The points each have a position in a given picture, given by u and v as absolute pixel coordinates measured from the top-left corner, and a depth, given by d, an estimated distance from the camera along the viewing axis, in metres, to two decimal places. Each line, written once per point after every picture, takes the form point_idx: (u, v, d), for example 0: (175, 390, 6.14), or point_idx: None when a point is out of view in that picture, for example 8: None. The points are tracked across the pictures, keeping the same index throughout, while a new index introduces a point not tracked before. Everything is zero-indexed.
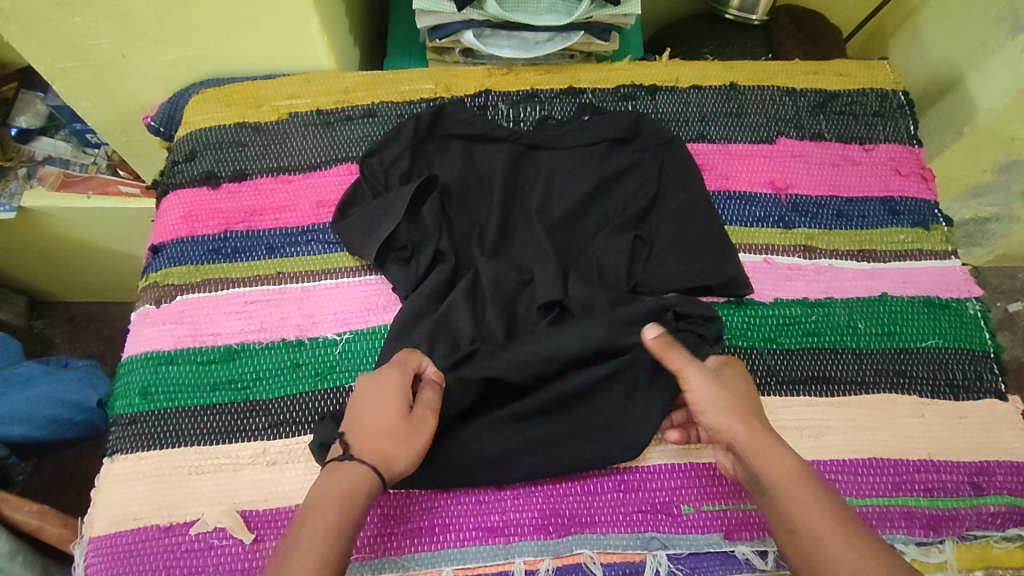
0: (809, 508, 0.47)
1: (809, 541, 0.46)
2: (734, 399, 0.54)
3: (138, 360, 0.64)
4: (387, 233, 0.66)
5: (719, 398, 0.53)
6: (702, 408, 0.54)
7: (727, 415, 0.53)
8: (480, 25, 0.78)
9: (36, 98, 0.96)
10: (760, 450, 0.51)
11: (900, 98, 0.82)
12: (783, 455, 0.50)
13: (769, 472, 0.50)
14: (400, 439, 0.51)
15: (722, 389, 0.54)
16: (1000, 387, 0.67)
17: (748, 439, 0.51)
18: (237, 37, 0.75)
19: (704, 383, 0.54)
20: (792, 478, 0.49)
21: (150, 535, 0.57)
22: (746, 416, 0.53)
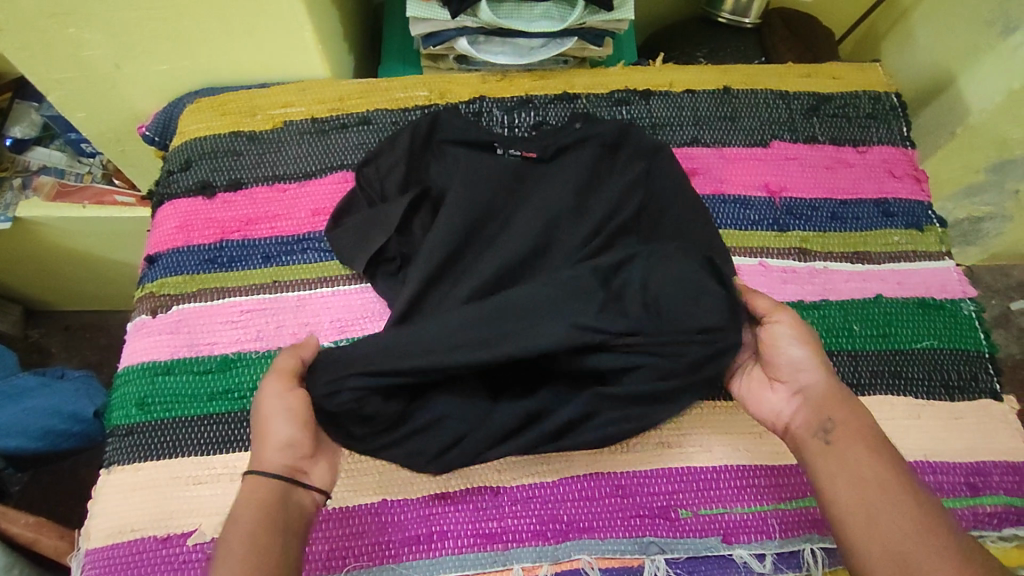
0: (875, 461, 0.48)
1: (869, 487, 0.46)
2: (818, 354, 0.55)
3: (134, 371, 0.64)
4: (377, 246, 0.66)
5: (806, 341, 0.54)
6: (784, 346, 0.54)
7: (812, 359, 0.53)
8: (474, 32, 0.78)
9: (31, 109, 0.98)
10: (837, 398, 0.52)
11: (892, 100, 0.82)
12: (856, 410, 0.51)
13: (841, 419, 0.50)
14: (259, 430, 0.51)
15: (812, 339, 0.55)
16: (994, 387, 0.67)
17: (828, 388, 0.52)
18: (232, 46, 0.75)
19: (795, 326, 0.55)
20: (868, 432, 0.49)
21: (147, 547, 0.57)
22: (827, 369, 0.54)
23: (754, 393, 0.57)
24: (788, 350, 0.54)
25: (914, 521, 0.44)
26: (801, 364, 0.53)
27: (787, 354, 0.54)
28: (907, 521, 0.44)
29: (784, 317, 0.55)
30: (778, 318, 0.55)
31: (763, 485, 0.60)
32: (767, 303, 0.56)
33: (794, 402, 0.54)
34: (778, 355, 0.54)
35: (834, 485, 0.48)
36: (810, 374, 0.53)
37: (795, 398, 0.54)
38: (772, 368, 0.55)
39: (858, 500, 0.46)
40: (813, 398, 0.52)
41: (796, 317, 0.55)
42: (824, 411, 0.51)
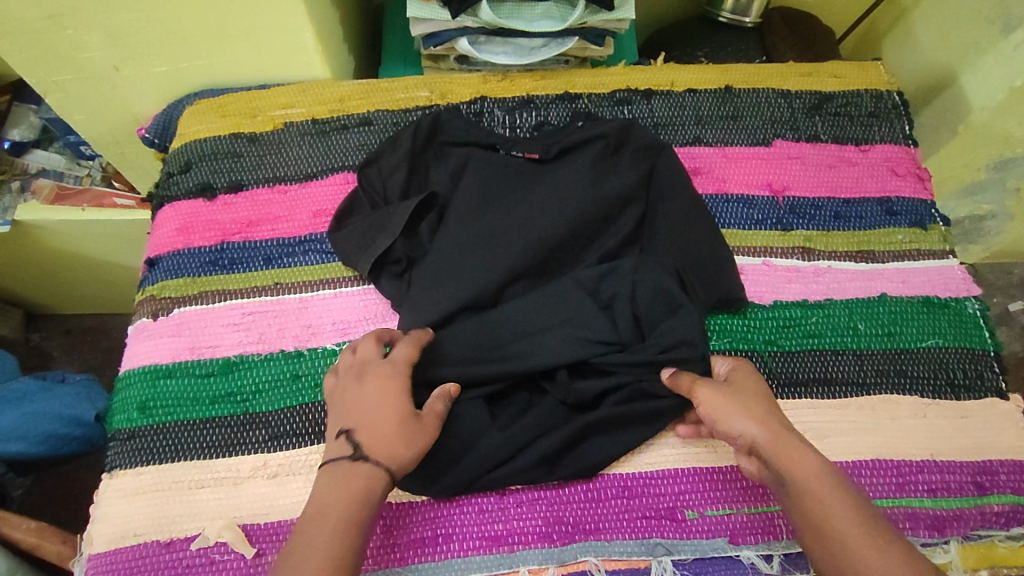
0: (842, 518, 0.46)
1: (843, 550, 0.45)
2: (752, 405, 0.53)
3: (136, 375, 0.64)
4: (383, 247, 0.65)
5: (735, 409, 0.53)
6: (719, 418, 0.53)
7: (747, 421, 0.52)
8: (474, 32, 0.78)
9: (30, 110, 0.96)
10: (783, 451, 0.50)
11: (894, 98, 0.82)
12: (810, 459, 0.49)
13: (796, 477, 0.49)
14: (407, 437, 0.51)
15: (737, 395, 0.54)
16: (1000, 386, 0.67)
17: (770, 442, 0.51)
18: (231, 47, 0.75)
19: (715, 395, 0.54)
20: (820, 482, 0.48)
21: (150, 551, 0.57)
22: (769, 421, 0.52)
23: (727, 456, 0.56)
24: (720, 424, 0.53)
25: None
26: (737, 430, 0.52)
27: (723, 428, 0.53)
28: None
29: (703, 389, 0.54)
30: (698, 397, 0.54)
31: None
32: (685, 383, 0.56)
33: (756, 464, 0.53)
34: (717, 430, 0.54)
35: (812, 551, 0.47)
36: (751, 438, 0.51)
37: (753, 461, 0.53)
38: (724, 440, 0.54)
39: (835, 570, 0.45)
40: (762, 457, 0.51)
41: (716, 386, 0.54)
42: (778, 473, 0.50)
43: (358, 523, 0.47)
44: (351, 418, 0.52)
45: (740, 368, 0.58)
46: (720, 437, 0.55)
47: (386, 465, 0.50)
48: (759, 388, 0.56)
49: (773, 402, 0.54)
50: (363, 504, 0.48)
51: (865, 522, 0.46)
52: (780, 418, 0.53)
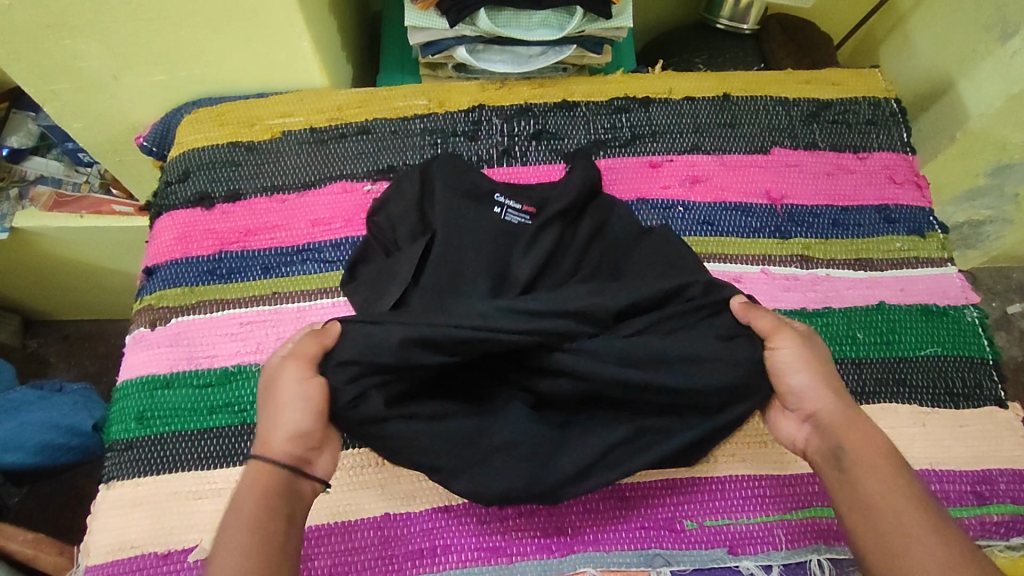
0: (894, 491, 0.46)
1: (889, 522, 0.45)
2: (825, 372, 0.53)
3: (134, 385, 0.64)
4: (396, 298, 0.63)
5: (807, 367, 0.53)
6: (782, 372, 0.53)
7: (815, 383, 0.52)
8: (473, 41, 0.78)
9: (28, 118, 0.97)
10: (848, 423, 0.50)
11: (892, 106, 0.82)
12: (871, 435, 0.50)
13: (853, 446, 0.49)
14: (271, 414, 0.49)
15: (816, 359, 0.54)
16: (999, 394, 0.67)
17: (835, 411, 0.51)
18: (229, 56, 0.75)
19: (796, 349, 0.53)
20: (880, 458, 0.48)
21: (148, 563, 0.56)
22: (839, 392, 0.52)
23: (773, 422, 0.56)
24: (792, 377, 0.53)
25: (940, 562, 0.43)
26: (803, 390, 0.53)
27: (790, 382, 0.53)
28: (929, 561, 0.43)
29: (787, 339, 0.54)
30: (777, 343, 0.54)
31: (768, 495, 0.60)
32: (769, 324, 0.55)
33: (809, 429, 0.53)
34: (782, 383, 0.54)
35: (852, 522, 0.47)
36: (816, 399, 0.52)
37: (808, 423, 0.53)
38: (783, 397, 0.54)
39: (877, 539, 0.45)
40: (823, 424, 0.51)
41: (796, 338, 0.54)
42: (834, 435, 0.50)
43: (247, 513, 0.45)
44: None
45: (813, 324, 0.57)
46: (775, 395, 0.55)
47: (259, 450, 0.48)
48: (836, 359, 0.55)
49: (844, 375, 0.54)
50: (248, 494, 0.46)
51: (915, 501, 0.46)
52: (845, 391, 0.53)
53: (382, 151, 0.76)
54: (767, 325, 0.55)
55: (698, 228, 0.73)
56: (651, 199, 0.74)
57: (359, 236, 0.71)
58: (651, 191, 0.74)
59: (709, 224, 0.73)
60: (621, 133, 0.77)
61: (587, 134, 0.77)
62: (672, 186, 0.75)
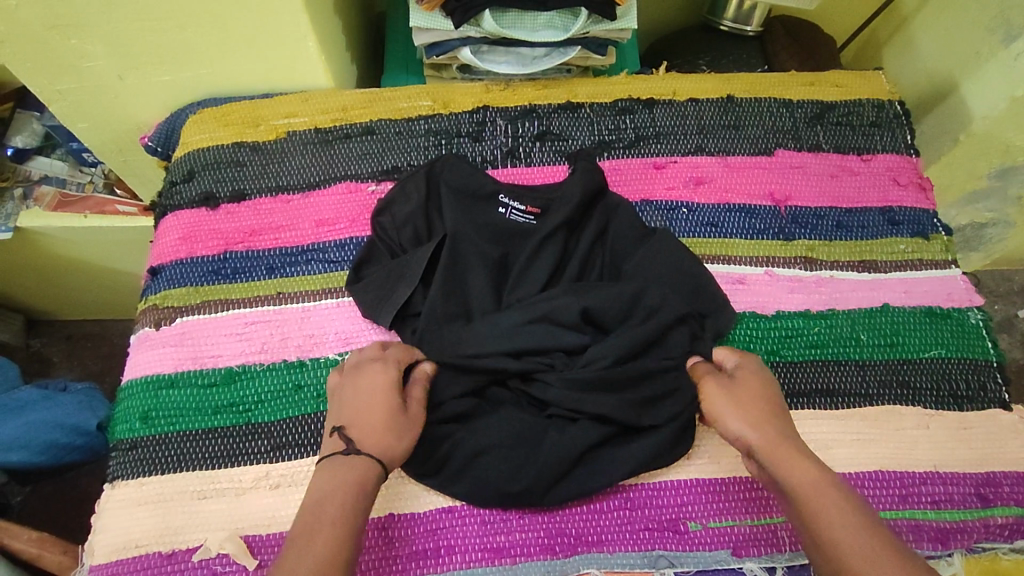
0: (825, 510, 0.48)
1: (828, 544, 0.46)
2: (757, 409, 0.55)
3: (138, 385, 0.64)
4: (403, 298, 0.64)
5: (738, 407, 0.56)
6: (719, 416, 0.56)
7: (746, 422, 0.55)
8: (477, 42, 0.79)
9: (32, 117, 0.96)
10: (783, 456, 0.52)
11: (896, 108, 0.82)
12: (802, 460, 0.51)
13: (785, 475, 0.51)
14: (399, 433, 0.53)
15: (747, 398, 0.56)
16: (1002, 396, 0.67)
17: (767, 445, 0.53)
18: (234, 57, 0.75)
19: (719, 390, 0.57)
20: (816, 487, 0.49)
21: (152, 563, 0.57)
22: (774, 427, 0.54)
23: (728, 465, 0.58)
24: (725, 419, 0.56)
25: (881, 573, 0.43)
26: (735, 430, 0.55)
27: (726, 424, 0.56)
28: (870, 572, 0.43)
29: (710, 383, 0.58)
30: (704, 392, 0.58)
31: (772, 498, 0.60)
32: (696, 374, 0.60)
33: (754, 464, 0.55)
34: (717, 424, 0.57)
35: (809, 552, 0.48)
36: (746, 435, 0.55)
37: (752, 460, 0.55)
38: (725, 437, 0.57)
39: (826, 562, 0.46)
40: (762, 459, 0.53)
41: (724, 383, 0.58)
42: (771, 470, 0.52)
43: (356, 508, 0.48)
44: (351, 417, 0.53)
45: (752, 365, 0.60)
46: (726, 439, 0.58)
47: (376, 457, 0.51)
48: (764, 384, 0.58)
49: (774, 400, 0.57)
50: (360, 491, 0.49)
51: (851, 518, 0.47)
52: (776, 417, 0.55)
53: (386, 152, 0.76)
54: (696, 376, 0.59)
55: (702, 230, 0.73)
56: (655, 200, 0.74)
57: (364, 237, 0.71)
58: (655, 192, 0.74)
59: (713, 225, 0.73)
60: (626, 135, 0.77)
61: (591, 136, 0.77)
62: (675, 188, 0.75)
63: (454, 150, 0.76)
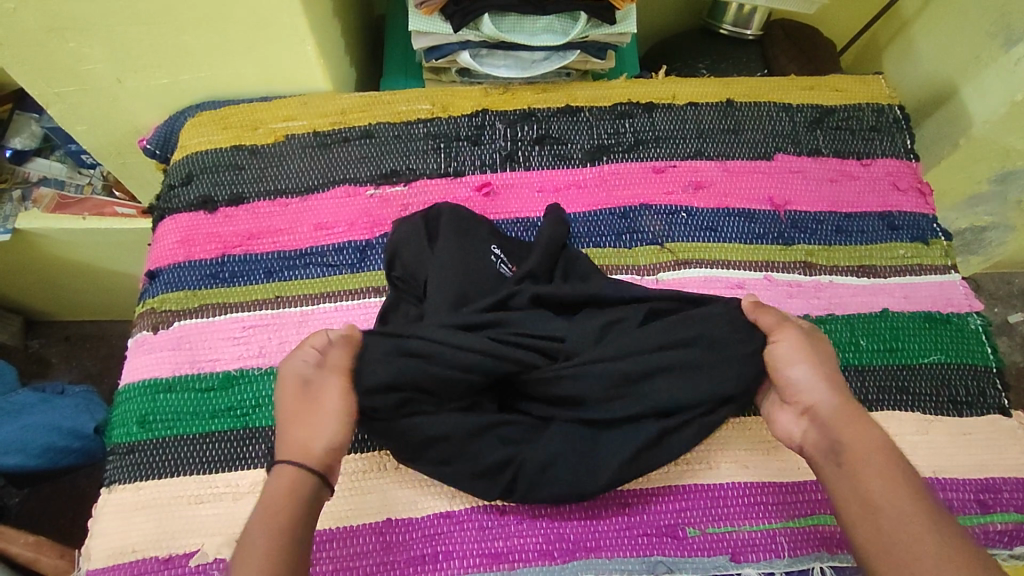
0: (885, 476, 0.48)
1: (883, 505, 0.47)
2: (827, 370, 0.56)
3: (135, 389, 0.64)
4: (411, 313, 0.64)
5: (807, 359, 0.56)
6: (789, 364, 0.56)
7: (817, 379, 0.55)
8: (476, 45, 0.78)
9: (31, 119, 0.96)
10: (846, 416, 0.52)
11: (895, 112, 0.82)
12: (868, 426, 0.52)
13: (849, 437, 0.51)
14: (312, 420, 0.53)
15: (819, 358, 0.56)
16: (1002, 402, 0.67)
17: (835, 404, 0.53)
18: (234, 60, 0.75)
19: (798, 344, 0.57)
20: (879, 453, 0.50)
21: (149, 567, 0.56)
22: (842, 391, 0.55)
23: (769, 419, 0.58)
24: (797, 371, 0.56)
25: (934, 543, 0.44)
26: (804, 383, 0.55)
27: (790, 373, 0.56)
28: (924, 541, 0.44)
29: (789, 335, 0.57)
30: (778, 337, 0.58)
31: (771, 502, 0.60)
32: (771, 322, 0.59)
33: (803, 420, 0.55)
34: (783, 375, 0.56)
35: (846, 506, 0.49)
36: (817, 392, 0.54)
37: (805, 416, 0.55)
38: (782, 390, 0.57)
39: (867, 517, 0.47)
40: (823, 416, 0.53)
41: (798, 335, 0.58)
42: (830, 426, 0.52)
43: (290, 510, 0.48)
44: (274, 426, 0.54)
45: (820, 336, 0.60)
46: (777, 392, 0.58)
47: (298, 454, 0.52)
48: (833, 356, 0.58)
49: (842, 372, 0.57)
50: (291, 492, 0.49)
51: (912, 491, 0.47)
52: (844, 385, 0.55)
53: (385, 155, 0.76)
54: (772, 322, 0.59)
55: (701, 234, 0.72)
56: (654, 205, 0.74)
57: (363, 241, 0.71)
58: (655, 196, 0.74)
59: (713, 230, 0.73)
60: (625, 139, 0.77)
61: (590, 139, 0.77)
62: (675, 192, 0.75)
63: (453, 154, 0.76)
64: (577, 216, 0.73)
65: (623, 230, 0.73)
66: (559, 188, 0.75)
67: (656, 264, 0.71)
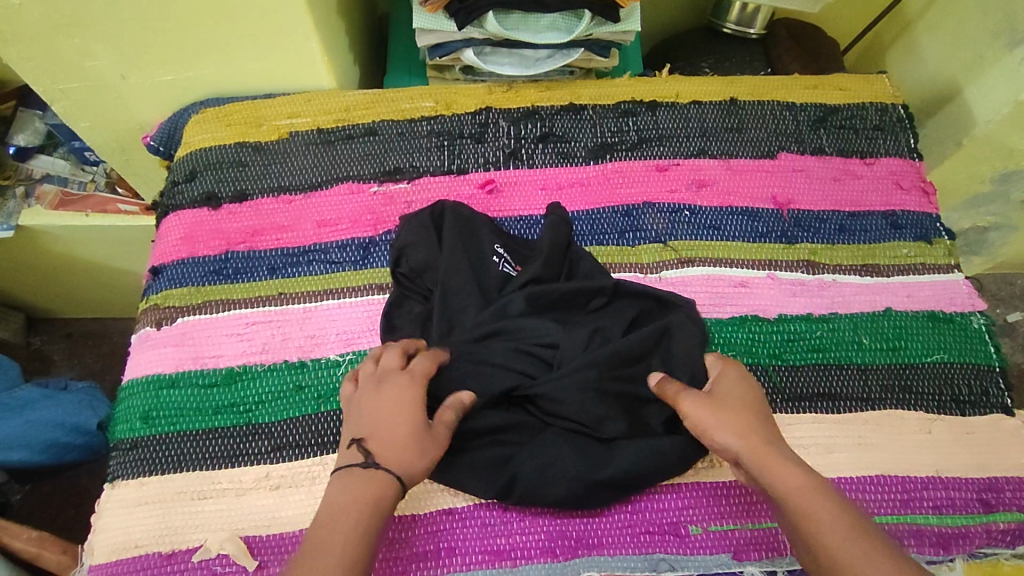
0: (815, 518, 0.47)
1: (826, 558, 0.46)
2: (737, 417, 0.54)
3: (139, 385, 0.64)
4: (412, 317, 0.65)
5: (717, 418, 0.54)
6: (703, 429, 0.54)
7: (730, 435, 0.53)
8: (480, 43, 0.79)
9: (35, 116, 0.96)
10: (769, 465, 0.51)
11: (899, 112, 0.82)
12: (792, 468, 0.50)
13: (780, 489, 0.50)
14: (423, 448, 0.52)
15: (725, 408, 0.54)
16: (1005, 402, 0.67)
17: (753, 456, 0.52)
18: (238, 57, 0.75)
19: (701, 405, 0.54)
20: (807, 496, 0.49)
21: (152, 563, 0.56)
22: (759, 434, 0.53)
23: None
24: (709, 432, 0.54)
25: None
26: (722, 442, 0.53)
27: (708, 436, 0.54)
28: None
29: (690, 399, 0.55)
30: (682, 407, 0.55)
31: None
32: (670, 394, 0.56)
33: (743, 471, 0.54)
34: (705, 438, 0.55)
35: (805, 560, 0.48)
36: (735, 448, 0.53)
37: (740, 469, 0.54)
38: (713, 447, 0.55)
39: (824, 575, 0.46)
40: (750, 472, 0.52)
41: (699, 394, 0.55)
42: (761, 481, 0.51)
43: (367, 528, 0.47)
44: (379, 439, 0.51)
45: (730, 373, 0.58)
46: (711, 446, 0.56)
47: (393, 472, 0.50)
48: (748, 394, 0.56)
49: (756, 408, 0.55)
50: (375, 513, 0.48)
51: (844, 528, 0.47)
52: (759, 425, 0.54)
53: (389, 153, 0.76)
54: (669, 392, 0.56)
55: (704, 233, 0.72)
56: (658, 203, 0.74)
57: (367, 238, 0.71)
58: (658, 195, 0.74)
59: (716, 228, 0.73)
60: (628, 137, 0.77)
61: (593, 137, 0.77)
62: (678, 190, 0.75)
63: (456, 151, 0.76)
64: (580, 214, 0.73)
65: (626, 228, 0.73)
66: (562, 186, 0.75)
67: (660, 262, 0.71)
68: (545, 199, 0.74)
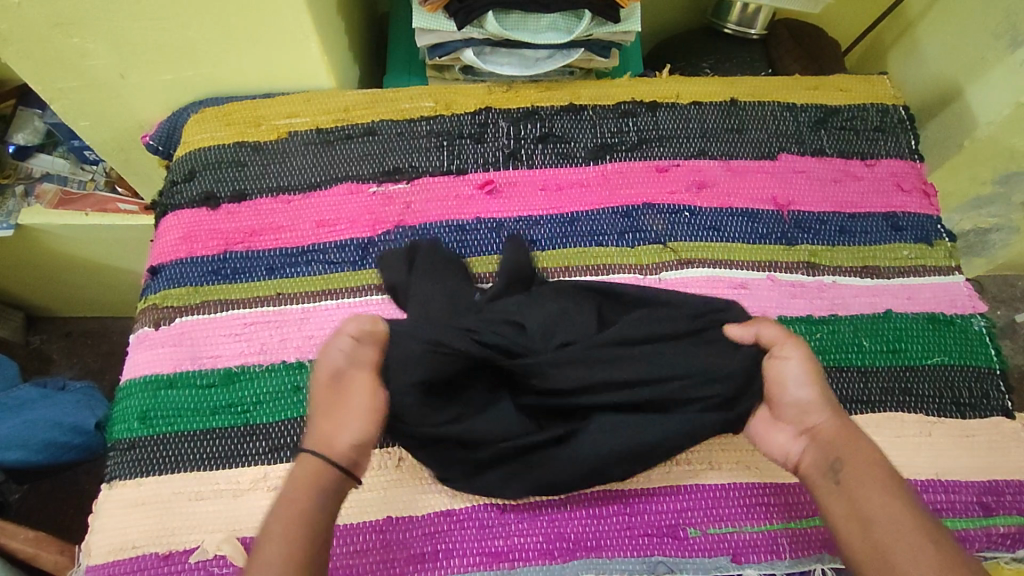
0: (882, 488, 0.48)
1: (888, 518, 0.46)
2: (827, 388, 0.55)
3: (136, 385, 0.64)
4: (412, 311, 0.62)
5: (813, 379, 0.55)
6: (795, 383, 0.55)
7: (821, 398, 0.54)
8: (479, 43, 0.78)
9: (35, 115, 0.96)
10: (849, 436, 0.52)
11: (900, 113, 0.82)
12: (869, 445, 0.52)
13: (853, 455, 0.51)
14: (341, 416, 0.53)
15: (822, 378, 0.56)
16: (1006, 404, 0.67)
17: (839, 424, 0.53)
18: (238, 57, 0.75)
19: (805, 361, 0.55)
20: (882, 470, 0.49)
21: (149, 563, 0.56)
22: (839, 412, 0.54)
23: (762, 434, 0.57)
24: (802, 387, 0.55)
25: (925, 557, 0.44)
26: (810, 403, 0.54)
27: (794, 392, 0.55)
28: (924, 556, 0.44)
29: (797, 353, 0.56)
30: (787, 353, 0.56)
31: (774, 504, 0.59)
32: (774, 338, 0.57)
33: (802, 438, 0.54)
34: (783, 393, 0.56)
35: (850, 521, 0.48)
36: (822, 410, 0.54)
37: (804, 434, 0.54)
38: (778, 408, 0.56)
39: (877, 532, 0.46)
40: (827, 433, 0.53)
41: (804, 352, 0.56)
42: (835, 444, 0.52)
43: (298, 503, 0.48)
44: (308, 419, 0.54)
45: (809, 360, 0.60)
46: (775, 408, 0.57)
47: (321, 448, 0.52)
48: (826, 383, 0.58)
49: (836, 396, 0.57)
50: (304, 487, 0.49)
51: (906, 506, 0.47)
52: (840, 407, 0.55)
53: (389, 153, 0.75)
54: (777, 337, 0.57)
55: (703, 234, 0.72)
56: (657, 204, 0.74)
57: (366, 239, 0.71)
58: (658, 196, 0.74)
59: (716, 229, 0.72)
60: (628, 137, 0.77)
61: (593, 138, 0.77)
62: (678, 191, 0.74)
63: (456, 151, 0.76)
64: (580, 215, 0.73)
65: (625, 230, 0.72)
66: (562, 187, 0.74)
67: (660, 263, 0.71)
68: (544, 200, 0.74)
